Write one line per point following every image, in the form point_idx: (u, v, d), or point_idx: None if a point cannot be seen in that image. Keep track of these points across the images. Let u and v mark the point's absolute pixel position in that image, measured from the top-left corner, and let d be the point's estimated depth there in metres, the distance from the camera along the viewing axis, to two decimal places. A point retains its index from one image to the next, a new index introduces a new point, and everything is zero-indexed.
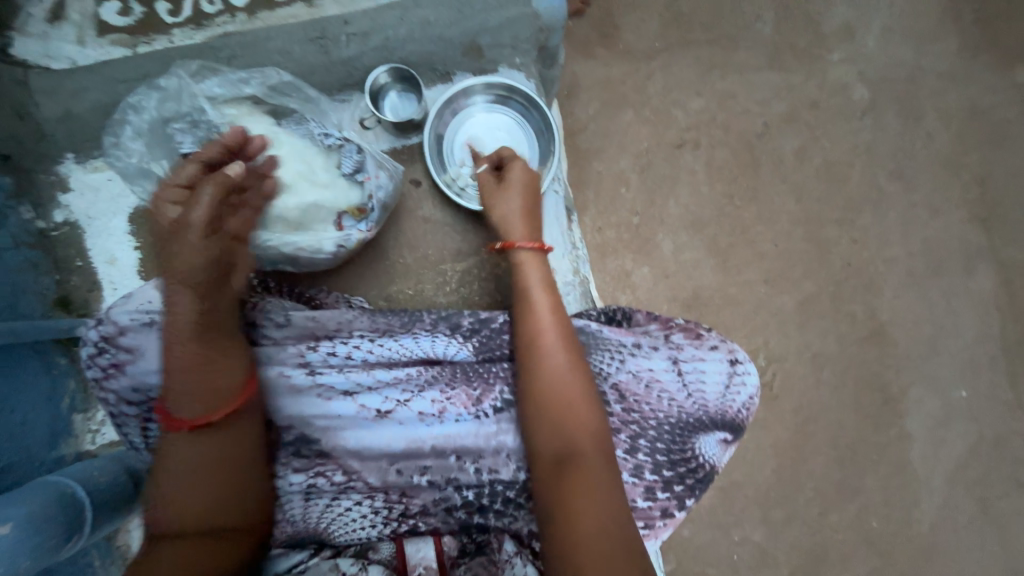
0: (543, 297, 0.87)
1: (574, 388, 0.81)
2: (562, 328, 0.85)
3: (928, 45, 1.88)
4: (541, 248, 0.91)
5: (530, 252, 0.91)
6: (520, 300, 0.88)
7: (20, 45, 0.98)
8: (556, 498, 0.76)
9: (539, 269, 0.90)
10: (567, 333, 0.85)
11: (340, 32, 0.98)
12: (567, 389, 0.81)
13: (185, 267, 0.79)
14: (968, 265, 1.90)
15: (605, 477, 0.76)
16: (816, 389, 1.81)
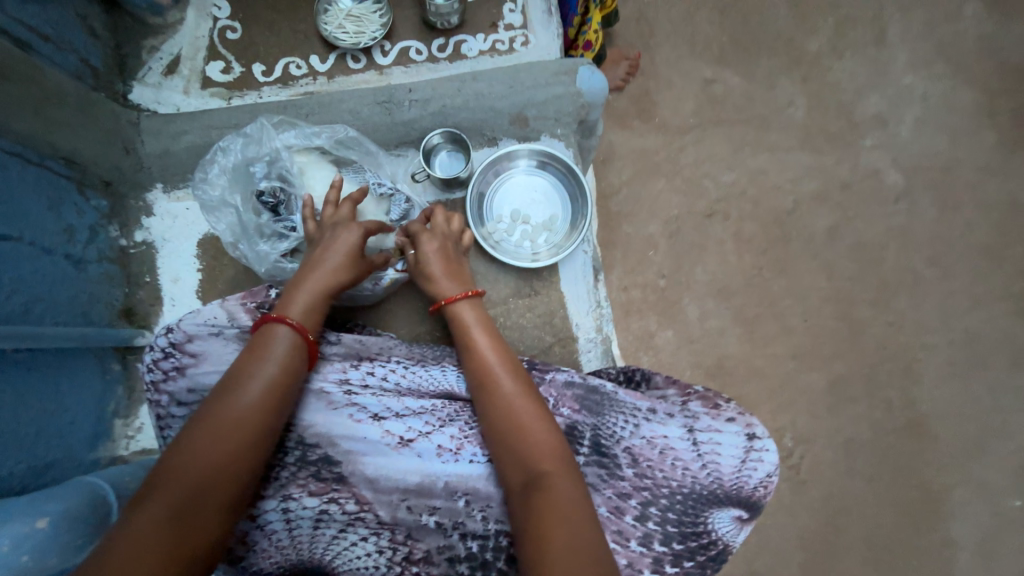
0: (480, 336, 0.89)
1: (527, 411, 0.80)
2: (504, 361, 0.86)
3: (963, 138, 1.91)
4: (473, 294, 0.93)
5: (466, 299, 0.93)
6: (461, 343, 0.89)
7: (138, 92, 1.17)
8: (526, 523, 0.72)
9: (477, 313, 0.92)
10: (514, 366, 0.86)
11: (404, 98, 1.12)
12: (526, 415, 0.79)
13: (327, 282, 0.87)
14: (1016, 360, 1.80)
15: (574, 497, 0.73)
16: (848, 479, 1.70)
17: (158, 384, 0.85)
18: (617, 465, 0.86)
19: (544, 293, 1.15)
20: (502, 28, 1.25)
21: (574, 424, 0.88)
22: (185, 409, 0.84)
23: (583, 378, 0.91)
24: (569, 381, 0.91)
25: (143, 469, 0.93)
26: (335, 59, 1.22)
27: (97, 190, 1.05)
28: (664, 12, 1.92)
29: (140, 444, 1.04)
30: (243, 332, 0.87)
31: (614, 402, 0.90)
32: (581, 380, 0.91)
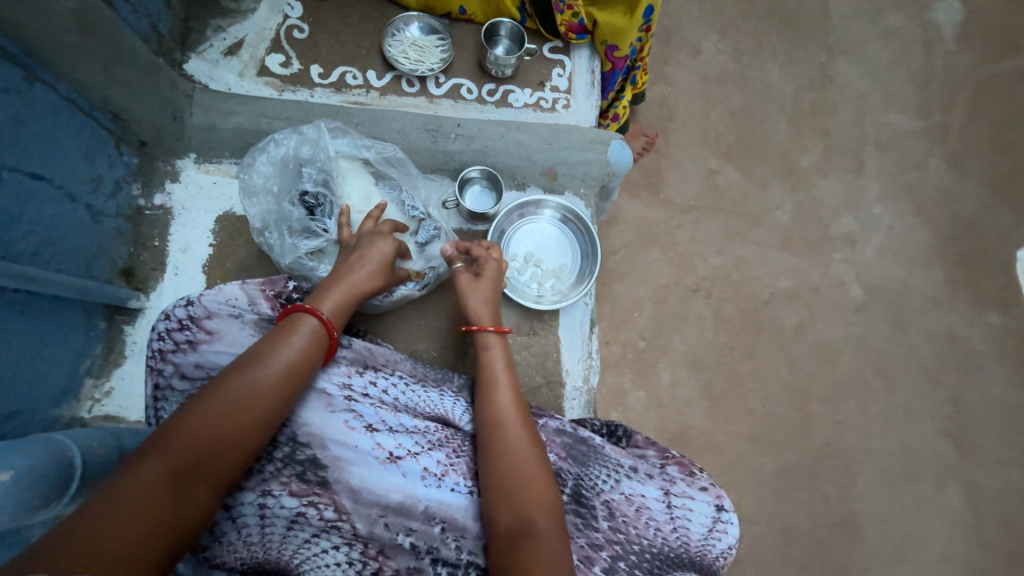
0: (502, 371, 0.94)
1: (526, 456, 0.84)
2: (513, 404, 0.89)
3: (917, 269, 2.17)
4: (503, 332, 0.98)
5: (496, 336, 0.97)
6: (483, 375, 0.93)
7: (194, 64, 1.20)
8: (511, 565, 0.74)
9: (500, 351, 0.97)
10: (521, 410, 0.90)
11: (452, 131, 1.19)
12: (525, 461, 0.83)
13: (351, 284, 0.90)
14: (940, 477, 1.97)
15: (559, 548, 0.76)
16: (782, 566, 1.78)
17: (165, 353, 0.84)
18: (593, 517, 0.89)
19: (542, 335, 1.21)
20: (548, 88, 1.37)
21: (559, 470, 0.91)
22: (187, 384, 0.83)
23: (573, 428, 0.95)
24: (560, 428, 0.95)
25: (111, 437, 0.89)
26: (391, 79, 1.30)
27: (131, 147, 1.05)
28: (684, 103, 2.14)
29: (104, 409, 0.99)
30: (263, 319, 0.88)
31: (599, 454, 0.94)
32: (571, 430, 0.95)
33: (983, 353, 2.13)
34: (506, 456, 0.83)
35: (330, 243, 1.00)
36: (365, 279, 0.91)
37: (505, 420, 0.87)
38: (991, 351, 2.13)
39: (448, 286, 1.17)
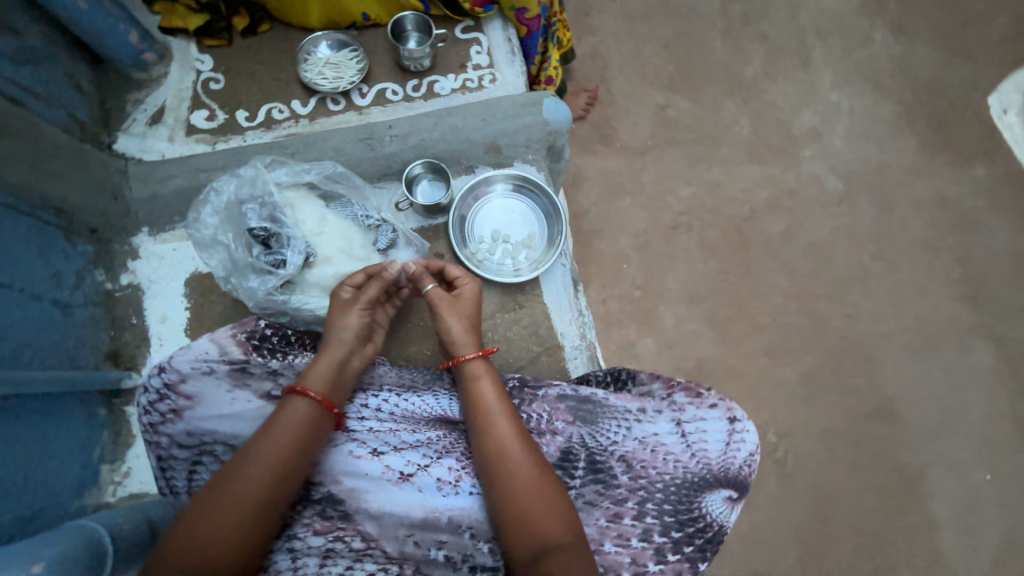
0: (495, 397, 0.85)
1: (531, 476, 0.79)
2: (513, 429, 0.83)
3: (888, 144, 2.14)
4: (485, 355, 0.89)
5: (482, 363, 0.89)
6: (473, 406, 0.85)
7: (123, 142, 1.21)
8: None
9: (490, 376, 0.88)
10: (524, 432, 0.84)
11: (385, 134, 1.19)
12: (538, 484, 0.79)
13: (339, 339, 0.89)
14: (965, 340, 1.96)
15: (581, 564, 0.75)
16: (831, 468, 1.78)
17: (156, 426, 0.85)
18: (612, 475, 0.85)
19: (528, 306, 1.21)
20: (471, 68, 1.36)
21: (570, 439, 0.86)
22: (187, 451, 0.84)
23: (574, 389, 0.89)
24: (561, 394, 0.88)
25: (137, 511, 0.91)
26: (316, 102, 1.30)
27: (82, 237, 1.06)
28: (615, 48, 2.12)
29: (127, 489, 1.01)
30: (234, 367, 0.87)
31: (602, 407, 0.87)
32: (573, 391, 0.89)
33: (976, 209, 2.10)
34: (518, 486, 0.78)
35: (288, 274, 0.99)
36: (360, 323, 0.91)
37: (507, 449, 0.81)
38: (984, 205, 2.11)
39: None
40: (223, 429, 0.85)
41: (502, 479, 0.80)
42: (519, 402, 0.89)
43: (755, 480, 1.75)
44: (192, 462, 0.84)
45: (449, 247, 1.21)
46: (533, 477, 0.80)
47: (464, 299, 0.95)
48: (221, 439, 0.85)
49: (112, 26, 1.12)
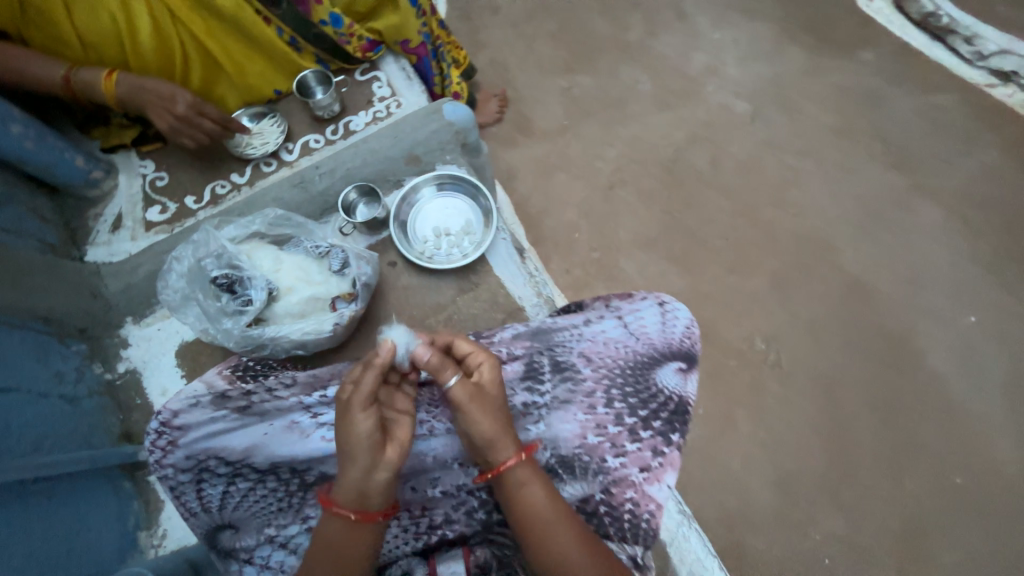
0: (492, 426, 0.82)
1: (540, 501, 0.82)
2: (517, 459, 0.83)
3: (778, 58, 2.31)
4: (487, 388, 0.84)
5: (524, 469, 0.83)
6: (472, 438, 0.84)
7: (93, 252, 1.35)
8: None
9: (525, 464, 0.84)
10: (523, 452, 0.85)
11: (314, 174, 1.33)
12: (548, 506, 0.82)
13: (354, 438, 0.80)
14: (907, 204, 2.05)
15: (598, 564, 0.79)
16: (825, 354, 1.84)
17: (161, 461, 0.94)
18: (576, 372, 0.94)
19: (483, 282, 1.32)
20: (377, 101, 1.53)
21: (532, 357, 0.95)
22: (190, 474, 0.93)
23: (524, 324, 0.99)
24: (514, 331, 0.98)
25: (177, 556, 1.00)
26: (251, 169, 1.45)
27: (75, 337, 1.18)
28: (511, 54, 2.34)
29: (167, 548, 1.09)
30: (216, 396, 0.97)
31: (555, 324, 0.99)
32: (525, 325, 0.99)
33: (876, 88, 2.24)
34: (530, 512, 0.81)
35: (256, 309, 1.11)
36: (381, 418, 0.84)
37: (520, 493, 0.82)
38: (882, 83, 2.24)
39: (385, 290, 1.30)
40: (215, 445, 0.94)
41: (546, 555, 0.79)
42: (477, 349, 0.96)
43: (758, 388, 1.81)
44: (196, 482, 0.93)
45: (398, 253, 1.34)
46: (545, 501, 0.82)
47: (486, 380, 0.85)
48: (215, 455, 0.94)
49: (59, 156, 1.28)
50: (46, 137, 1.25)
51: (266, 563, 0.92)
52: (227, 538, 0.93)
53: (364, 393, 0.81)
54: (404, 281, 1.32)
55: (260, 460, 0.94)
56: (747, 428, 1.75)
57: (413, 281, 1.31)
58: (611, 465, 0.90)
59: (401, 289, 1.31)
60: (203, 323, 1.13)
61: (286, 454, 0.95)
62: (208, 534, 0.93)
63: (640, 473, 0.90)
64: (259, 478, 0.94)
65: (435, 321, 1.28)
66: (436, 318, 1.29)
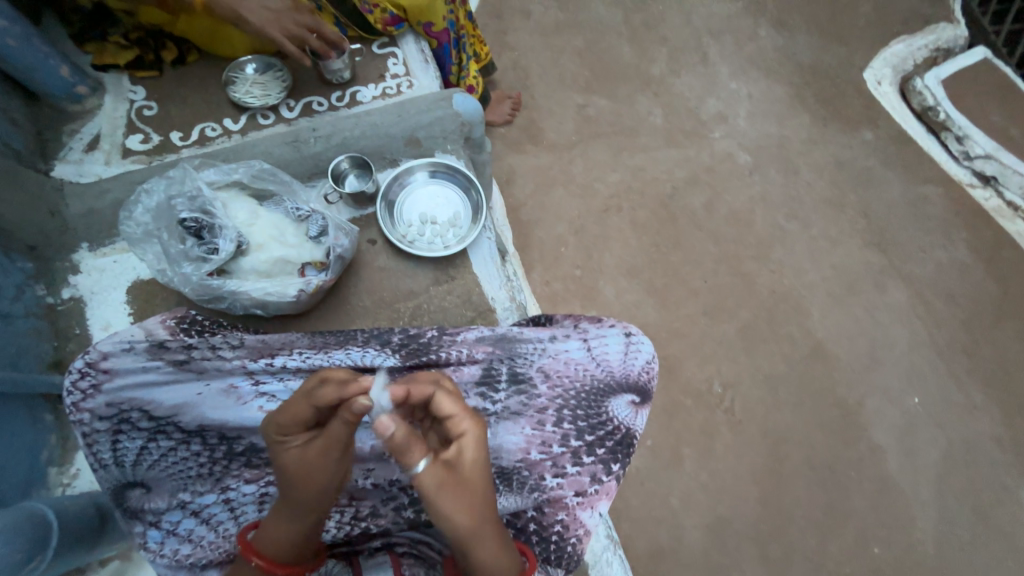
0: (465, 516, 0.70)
1: None
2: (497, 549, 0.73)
3: (788, 119, 2.32)
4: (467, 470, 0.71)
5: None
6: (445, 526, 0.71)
7: (60, 169, 1.28)
8: None
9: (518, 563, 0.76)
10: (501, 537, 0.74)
11: (310, 136, 1.30)
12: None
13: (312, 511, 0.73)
14: (878, 283, 2.08)
15: None
16: (777, 410, 1.89)
17: (79, 404, 0.81)
18: (532, 386, 0.93)
19: (459, 277, 1.31)
20: (389, 77, 1.51)
21: (490, 364, 0.93)
22: (108, 424, 0.81)
23: (489, 329, 0.96)
24: (478, 335, 0.95)
25: (85, 498, 0.96)
26: (246, 119, 1.41)
27: (22, 254, 1.12)
28: (535, 61, 2.34)
29: (77, 489, 1.05)
30: (152, 344, 0.84)
31: (520, 335, 0.97)
32: (490, 331, 0.97)
33: (871, 167, 2.25)
34: None
35: (220, 259, 1.08)
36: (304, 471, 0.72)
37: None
38: (877, 163, 2.26)
39: (360, 267, 1.28)
40: (141, 396, 0.82)
41: None
42: (437, 347, 0.93)
43: (709, 432, 1.84)
44: (113, 433, 0.81)
45: (380, 232, 1.32)
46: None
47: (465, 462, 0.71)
48: (140, 407, 0.82)
49: (42, 61, 1.22)
50: (31, 38, 1.19)
51: (174, 531, 0.82)
52: (135, 497, 0.82)
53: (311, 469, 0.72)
54: (380, 262, 1.30)
55: (189, 420, 0.82)
56: (690, 468, 1.79)
57: (390, 263, 1.29)
58: (548, 484, 0.90)
59: (375, 268, 1.29)
60: (163, 262, 1.09)
61: (217, 420, 0.84)
62: (115, 491, 0.82)
63: (575, 497, 0.90)
64: (184, 439, 0.83)
65: (403, 307, 1.26)
66: (404, 304, 1.27)
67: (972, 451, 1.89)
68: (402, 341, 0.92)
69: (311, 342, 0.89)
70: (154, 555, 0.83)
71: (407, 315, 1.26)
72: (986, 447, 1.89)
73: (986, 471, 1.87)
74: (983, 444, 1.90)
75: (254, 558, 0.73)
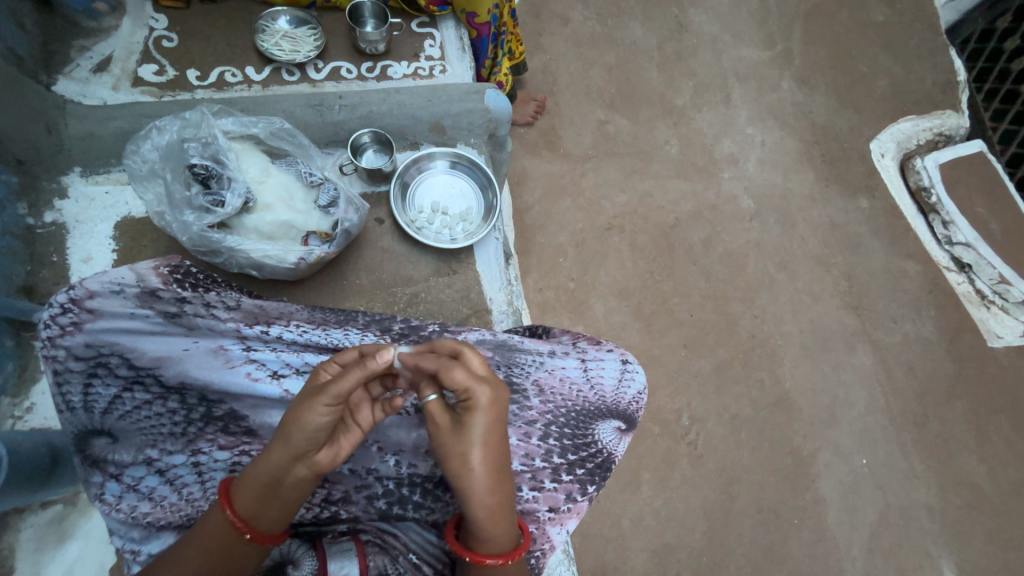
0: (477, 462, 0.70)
1: (501, 533, 0.74)
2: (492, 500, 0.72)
3: (794, 173, 2.38)
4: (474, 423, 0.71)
5: (506, 558, 0.75)
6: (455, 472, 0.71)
7: (63, 85, 1.21)
8: None
9: (512, 539, 0.76)
10: (494, 487, 0.72)
11: (335, 103, 1.28)
12: (502, 529, 0.74)
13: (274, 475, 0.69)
14: (849, 344, 2.17)
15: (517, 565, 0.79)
16: (736, 450, 1.95)
17: (55, 340, 0.77)
18: (525, 397, 0.95)
19: (461, 272, 1.30)
20: (423, 58, 1.48)
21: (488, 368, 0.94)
22: (84, 366, 0.78)
23: (492, 335, 0.99)
24: (479, 338, 0.97)
25: (41, 435, 0.93)
26: (270, 71, 1.36)
27: (8, 167, 1.05)
28: (564, 68, 2.34)
29: (28, 424, 1.00)
30: (146, 291, 0.81)
31: (520, 345, 1.00)
32: (491, 337, 0.99)
33: (862, 234, 2.34)
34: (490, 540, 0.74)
35: (225, 214, 1.04)
36: (277, 437, 0.69)
37: (484, 519, 0.72)
38: (868, 231, 2.35)
39: (362, 244, 1.26)
40: (124, 342, 0.79)
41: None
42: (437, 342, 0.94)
43: (670, 461, 1.89)
44: (89, 377, 0.78)
45: (389, 213, 1.30)
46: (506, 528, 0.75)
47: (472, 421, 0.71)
48: (121, 353, 0.79)
49: None
50: None
51: (134, 486, 0.79)
52: (100, 446, 0.79)
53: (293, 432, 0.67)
54: (384, 242, 1.28)
55: (170, 376, 0.80)
56: (645, 493, 1.83)
57: (394, 246, 1.28)
58: (524, 496, 0.92)
59: (378, 248, 1.27)
60: (162, 204, 1.05)
61: (200, 381, 0.81)
62: (80, 437, 0.79)
63: (547, 512, 0.93)
64: (162, 394, 0.80)
65: (400, 292, 1.25)
66: (402, 289, 1.25)
67: (905, 516, 2.00)
68: (402, 331, 0.93)
69: (311, 316, 0.89)
70: (108, 509, 0.80)
71: (402, 301, 1.24)
72: (918, 514, 2.01)
73: (914, 536, 1.99)
74: (916, 511, 2.01)
75: (227, 508, 0.70)
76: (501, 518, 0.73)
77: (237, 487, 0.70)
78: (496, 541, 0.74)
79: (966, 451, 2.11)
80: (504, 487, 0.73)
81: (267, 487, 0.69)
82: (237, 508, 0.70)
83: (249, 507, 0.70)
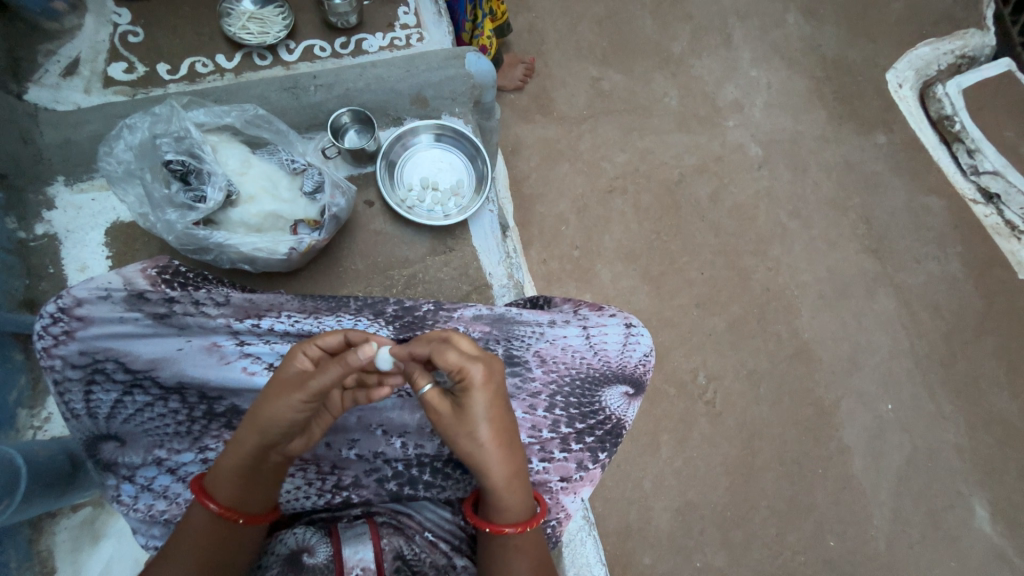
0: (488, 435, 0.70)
1: (516, 499, 0.75)
2: (507, 469, 0.72)
3: (803, 114, 2.24)
4: (480, 396, 0.70)
5: (524, 525, 0.76)
6: (466, 448, 0.71)
7: (34, 92, 1.19)
8: None
9: (528, 507, 0.76)
10: (503, 457, 0.72)
11: (310, 84, 1.22)
12: (515, 496, 0.75)
13: (262, 458, 0.71)
14: (870, 289, 2.09)
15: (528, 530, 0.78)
16: (756, 406, 1.92)
17: (50, 350, 0.78)
18: (528, 369, 0.93)
19: (458, 249, 1.26)
20: (398, 27, 1.40)
21: (486, 345, 0.93)
22: (83, 373, 0.79)
23: (489, 309, 0.96)
24: (476, 314, 0.95)
25: (58, 443, 0.96)
26: (241, 57, 1.31)
27: None
28: (551, 25, 2.21)
29: (48, 432, 1.03)
30: (132, 293, 0.80)
31: (519, 317, 0.97)
32: (488, 312, 0.96)
33: (879, 172, 2.21)
34: (507, 508, 0.75)
35: (208, 209, 1.02)
36: (254, 429, 0.69)
37: (500, 488, 0.73)
38: (886, 168, 2.22)
39: (354, 229, 1.23)
40: (118, 347, 0.79)
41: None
42: (432, 322, 0.92)
43: (688, 421, 1.88)
44: (88, 383, 0.79)
45: (378, 194, 1.26)
46: (521, 495, 0.76)
47: (476, 401, 0.70)
48: (116, 358, 0.79)
49: None
50: None
51: (148, 487, 0.81)
52: (109, 451, 0.80)
53: (275, 423, 0.68)
54: (377, 225, 1.25)
55: (168, 377, 0.80)
56: (664, 454, 1.83)
57: (387, 228, 1.24)
58: (534, 468, 0.91)
59: (371, 231, 1.24)
60: (146, 206, 1.04)
61: (200, 379, 0.81)
62: (89, 442, 0.80)
63: (559, 482, 0.92)
64: (162, 395, 0.81)
65: (397, 275, 1.23)
66: (399, 271, 1.23)
67: (934, 458, 1.96)
68: (396, 312, 0.91)
69: (301, 305, 0.88)
70: (127, 508, 0.82)
71: (401, 284, 1.22)
72: (947, 455, 1.97)
73: (945, 477, 1.95)
74: (945, 452, 1.97)
75: (210, 503, 0.72)
76: (514, 487, 0.74)
77: (213, 483, 0.72)
78: (514, 509, 0.75)
79: (997, 388, 2.04)
80: (515, 458, 0.73)
81: (248, 474, 0.71)
82: (220, 500, 0.72)
83: (233, 496, 0.72)
